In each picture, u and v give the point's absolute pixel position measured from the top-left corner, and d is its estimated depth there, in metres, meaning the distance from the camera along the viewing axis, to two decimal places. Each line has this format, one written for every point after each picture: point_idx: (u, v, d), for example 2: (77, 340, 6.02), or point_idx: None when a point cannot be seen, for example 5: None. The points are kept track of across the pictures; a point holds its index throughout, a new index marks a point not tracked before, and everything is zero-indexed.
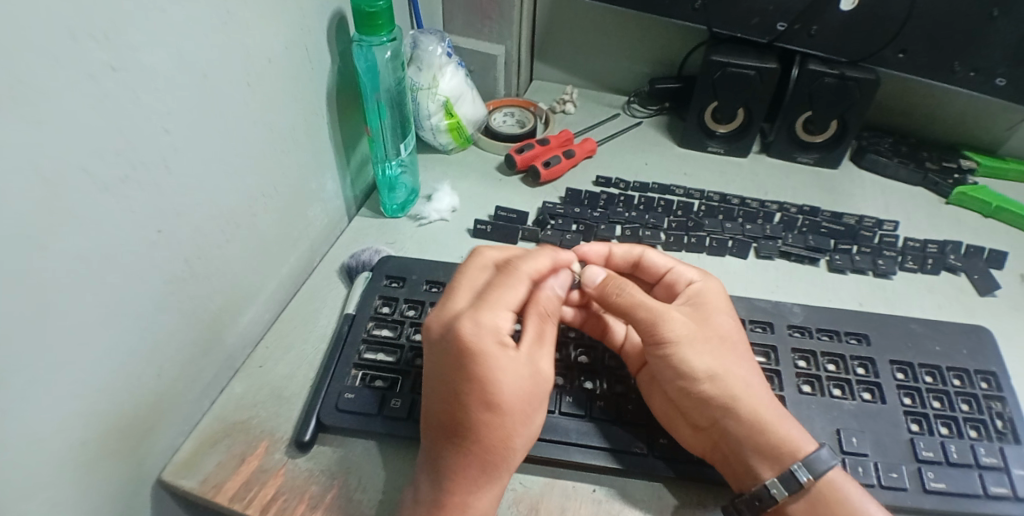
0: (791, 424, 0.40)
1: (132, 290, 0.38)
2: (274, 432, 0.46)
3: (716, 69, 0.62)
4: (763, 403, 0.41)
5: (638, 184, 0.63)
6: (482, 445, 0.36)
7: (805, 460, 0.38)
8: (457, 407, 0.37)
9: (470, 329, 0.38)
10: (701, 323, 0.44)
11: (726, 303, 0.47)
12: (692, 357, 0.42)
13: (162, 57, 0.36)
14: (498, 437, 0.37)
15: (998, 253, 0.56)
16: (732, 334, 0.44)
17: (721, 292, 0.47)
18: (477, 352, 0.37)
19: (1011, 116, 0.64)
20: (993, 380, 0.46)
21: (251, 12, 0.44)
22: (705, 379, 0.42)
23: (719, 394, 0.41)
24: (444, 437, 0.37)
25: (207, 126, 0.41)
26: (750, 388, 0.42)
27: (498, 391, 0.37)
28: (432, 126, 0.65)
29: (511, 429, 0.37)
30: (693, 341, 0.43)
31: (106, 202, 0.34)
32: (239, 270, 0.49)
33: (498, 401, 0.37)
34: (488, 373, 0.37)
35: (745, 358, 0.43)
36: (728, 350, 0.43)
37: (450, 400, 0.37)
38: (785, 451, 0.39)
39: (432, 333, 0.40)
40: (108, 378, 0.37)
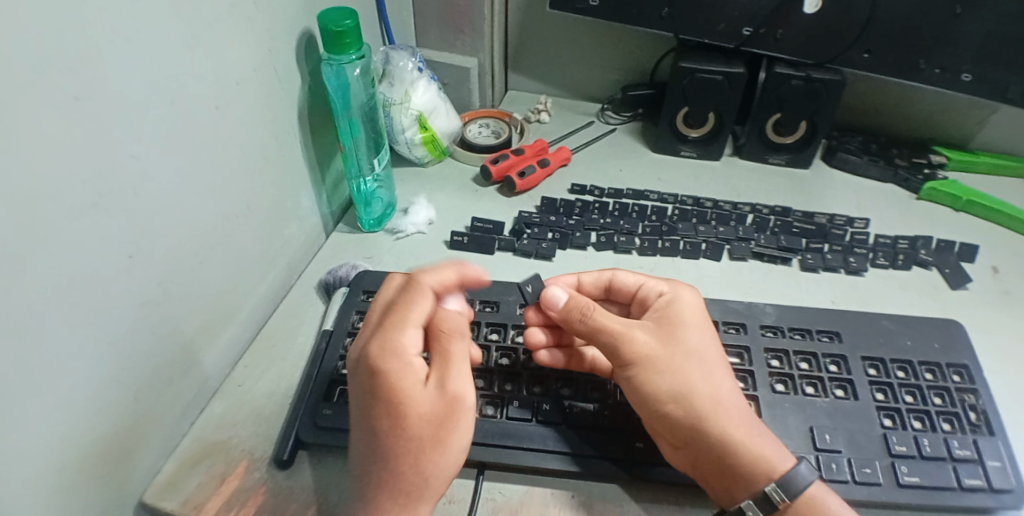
0: (755, 436, 0.39)
1: (105, 315, 0.38)
2: (254, 451, 0.47)
3: (686, 76, 0.62)
4: (733, 418, 0.40)
5: (612, 190, 0.64)
6: (392, 472, 0.36)
7: (778, 479, 0.37)
8: (369, 428, 0.37)
9: (374, 349, 0.39)
10: (665, 339, 0.43)
11: (700, 314, 0.46)
12: (656, 377, 0.42)
13: (129, 85, 0.37)
14: (409, 459, 0.37)
15: (969, 247, 0.57)
16: (709, 349, 0.43)
17: (695, 303, 0.46)
18: (377, 370, 0.38)
19: (978, 111, 0.65)
20: (965, 373, 0.47)
21: (217, 36, 0.44)
22: (670, 400, 0.41)
23: (688, 404, 0.40)
24: (358, 467, 0.37)
25: (177, 150, 0.42)
26: (717, 405, 0.40)
27: (403, 406, 0.37)
28: (407, 140, 0.65)
29: (425, 449, 0.37)
30: (659, 363, 0.42)
31: (75, 230, 0.34)
32: (214, 292, 0.49)
33: (406, 418, 0.37)
34: (392, 391, 0.37)
35: (711, 368, 0.42)
36: (690, 363, 0.42)
37: (361, 421, 0.37)
38: (755, 475, 0.38)
39: (347, 361, 0.40)
40: (83, 405, 0.37)
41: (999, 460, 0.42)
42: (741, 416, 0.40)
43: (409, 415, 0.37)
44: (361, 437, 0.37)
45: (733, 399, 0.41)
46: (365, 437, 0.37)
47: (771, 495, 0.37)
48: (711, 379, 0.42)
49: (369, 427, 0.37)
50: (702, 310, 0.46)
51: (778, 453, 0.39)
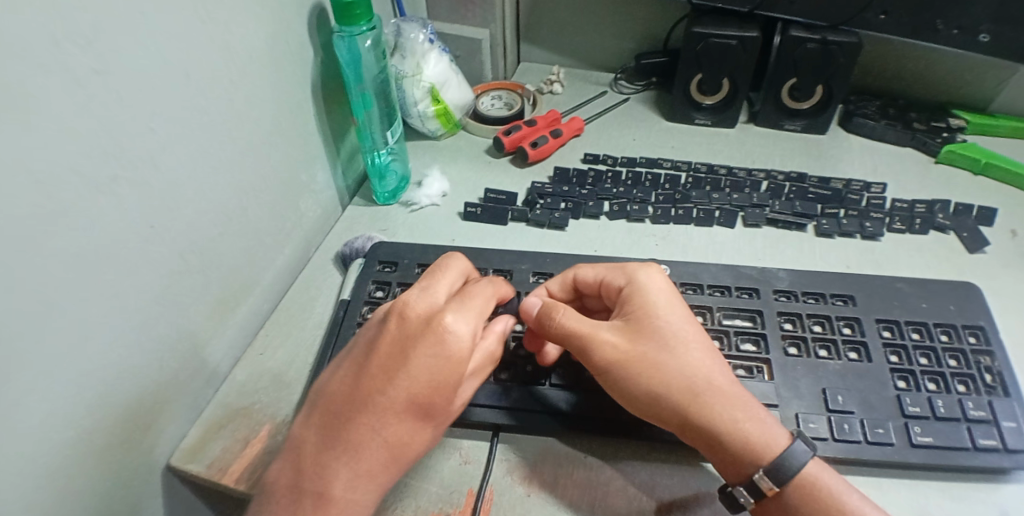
0: (746, 422, 0.39)
1: (129, 284, 0.39)
2: (275, 416, 0.48)
3: (699, 41, 0.62)
4: (718, 404, 0.39)
5: (625, 159, 0.63)
6: (387, 443, 0.37)
7: (767, 467, 0.37)
8: (401, 390, 0.37)
9: (452, 324, 0.38)
10: (633, 336, 0.42)
11: (664, 299, 0.44)
12: (635, 380, 0.41)
13: (145, 60, 0.38)
14: (410, 435, 0.38)
15: (987, 211, 0.56)
16: (679, 332, 0.42)
17: (660, 287, 0.44)
18: (444, 350, 0.38)
19: (1000, 72, 0.63)
20: (981, 334, 0.46)
21: (227, 11, 0.45)
22: (646, 401, 0.41)
23: (675, 402, 0.40)
24: (358, 419, 0.37)
25: (194, 124, 0.43)
26: (698, 394, 0.39)
27: (438, 396, 0.38)
28: (420, 113, 0.65)
29: (425, 431, 0.39)
30: (628, 364, 0.41)
31: (98, 201, 0.36)
32: (234, 264, 0.51)
33: (432, 405, 0.38)
34: (440, 378, 0.38)
35: (690, 354, 0.41)
36: (664, 354, 0.41)
37: (392, 377, 0.37)
38: (745, 460, 0.38)
39: (401, 310, 0.39)
40: (112, 370, 0.39)
41: (1014, 421, 0.42)
42: (727, 399, 0.40)
43: (437, 405, 0.38)
44: (388, 389, 0.37)
45: (722, 381, 0.40)
46: (394, 395, 0.37)
47: (758, 482, 0.37)
48: (688, 365, 0.40)
49: (405, 388, 0.37)
50: (666, 291, 0.44)
51: (774, 433, 0.39)
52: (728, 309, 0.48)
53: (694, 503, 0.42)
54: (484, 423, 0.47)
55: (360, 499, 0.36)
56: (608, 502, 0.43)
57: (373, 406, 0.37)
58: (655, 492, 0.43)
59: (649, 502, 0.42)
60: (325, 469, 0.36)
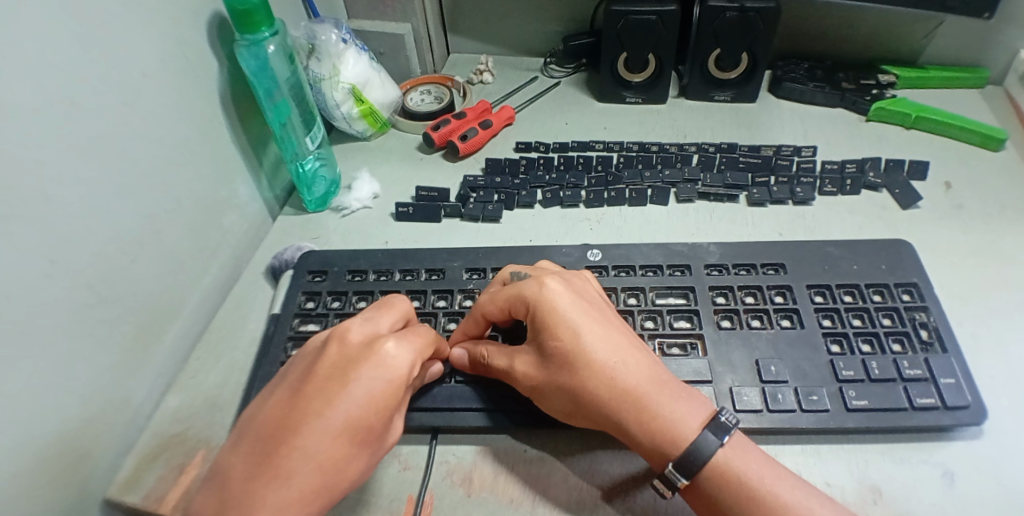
0: (653, 419, 0.37)
1: (35, 323, 0.37)
2: (210, 440, 0.46)
3: (618, 19, 0.60)
4: (626, 408, 0.38)
5: (557, 145, 0.62)
6: (319, 473, 0.34)
7: (676, 462, 0.36)
8: (339, 415, 0.35)
9: (392, 350, 0.37)
10: (540, 359, 0.40)
11: (554, 312, 0.40)
12: (555, 401, 0.40)
13: (24, 91, 0.36)
14: (342, 466, 0.35)
15: (919, 165, 0.56)
16: (581, 344, 0.39)
17: (552, 297, 0.40)
18: (385, 373, 0.36)
19: (925, 23, 0.63)
20: (915, 292, 0.46)
21: (115, 27, 0.42)
22: (574, 416, 0.40)
23: (595, 415, 0.39)
24: (288, 446, 0.34)
25: (90, 150, 0.41)
26: (610, 404, 0.38)
27: (376, 423, 0.36)
28: (344, 115, 0.64)
29: (360, 459, 0.36)
30: (542, 389, 0.40)
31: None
32: (155, 290, 0.48)
33: (369, 432, 0.36)
34: (380, 404, 0.36)
35: (596, 364, 0.38)
36: (567, 375, 0.39)
37: (326, 402, 0.35)
38: (664, 450, 0.37)
39: (343, 342, 0.38)
40: (27, 414, 0.37)
41: (952, 377, 0.41)
42: (639, 400, 0.38)
43: (374, 432, 0.36)
44: (324, 413, 0.35)
45: (634, 382, 0.38)
46: (331, 420, 0.35)
47: (670, 478, 0.36)
48: (592, 378, 0.38)
49: (342, 413, 0.35)
50: (556, 301, 0.40)
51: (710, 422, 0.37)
52: (659, 288, 0.47)
53: (636, 487, 0.40)
54: (419, 427, 0.44)
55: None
56: (547, 494, 0.40)
57: (305, 433, 0.34)
58: (596, 479, 0.41)
59: (594, 489, 0.40)
60: (248, 501, 0.33)
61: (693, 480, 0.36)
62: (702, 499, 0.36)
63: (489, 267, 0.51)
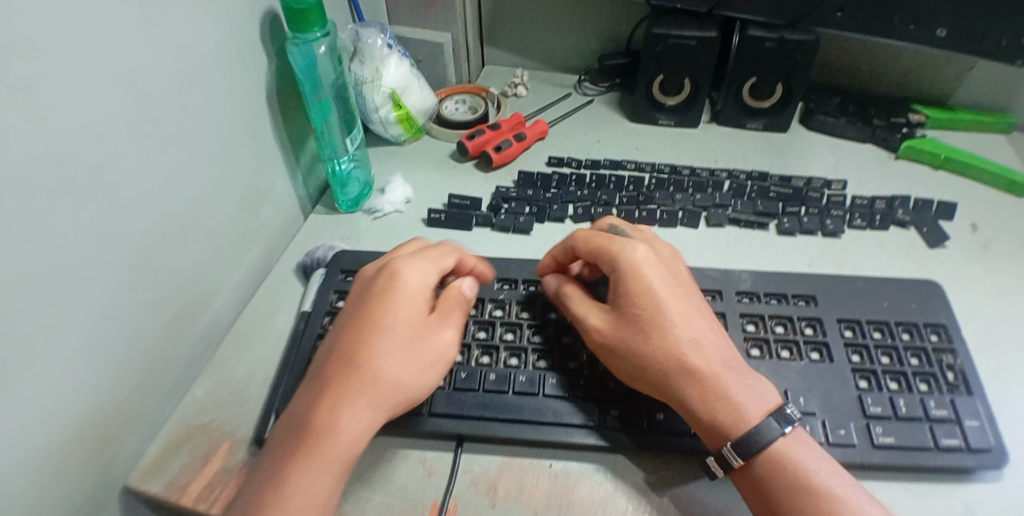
0: (721, 399, 0.40)
1: (78, 302, 0.38)
2: (235, 432, 0.46)
3: (658, 42, 0.62)
4: (692, 382, 0.40)
5: (590, 162, 0.63)
6: (364, 369, 0.39)
7: (735, 442, 0.38)
8: (370, 323, 0.41)
9: (405, 267, 0.44)
10: (617, 321, 0.44)
11: (641, 276, 0.44)
12: (623, 361, 0.43)
13: (84, 72, 0.36)
14: (388, 366, 0.40)
15: (948, 205, 0.57)
16: (659, 312, 0.42)
17: (641, 262, 0.45)
18: (399, 286, 0.43)
19: (958, 66, 0.64)
20: (943, 333, 0.46)
21: (172, 15, 0.43)
22: (636, 379, 0.43)
23: (660, 381, 0.41)
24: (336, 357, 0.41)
25: (140, 135, 0.41)
26: (673, 374, 0.41)
27: (405, 336, 0.41)
28: (382, 119, 0.65)
29: (402, 355, 0.41)
30: (612, 348, 0.43)
31: (37, 215, 0.34)
32: (188, 277, 0.49)
33: (401, 345, 0.41)
34: (406, 326, 0.42)
35: (670, 335, 0.42)
36: (641, 339, 0.42)
37: (358, 325, 0.41)
38: (726, 425, 0.39)
39: (363, 280, 0.45)
40: (59, 390, 0.37)
41: (976, 420, 0.42)
42: (704, 375, 0.40)
43: (409, 333, 0.42)
44: (357, 326, 0.42)
45: (698, 359, 0.41)
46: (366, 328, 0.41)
47: (727, 456, 0.39)
48: (666, 348, 0.41)
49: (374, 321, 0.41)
50: (647, 268, 0.44)
51: (746, 395, 0.40)
52: None
53: (659, 506, 0.41)
54: (445, 432, 0.44)
55: (352, 435, 0.38)
56: (572, 510, 0.40)
57: (347, 353, 0.40)
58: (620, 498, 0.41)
59: (617, 508, 0.41)
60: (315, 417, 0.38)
61: (747, 463, 0.39)
62: (751, 481, 0.38)
63: (521, 277, 0.52)
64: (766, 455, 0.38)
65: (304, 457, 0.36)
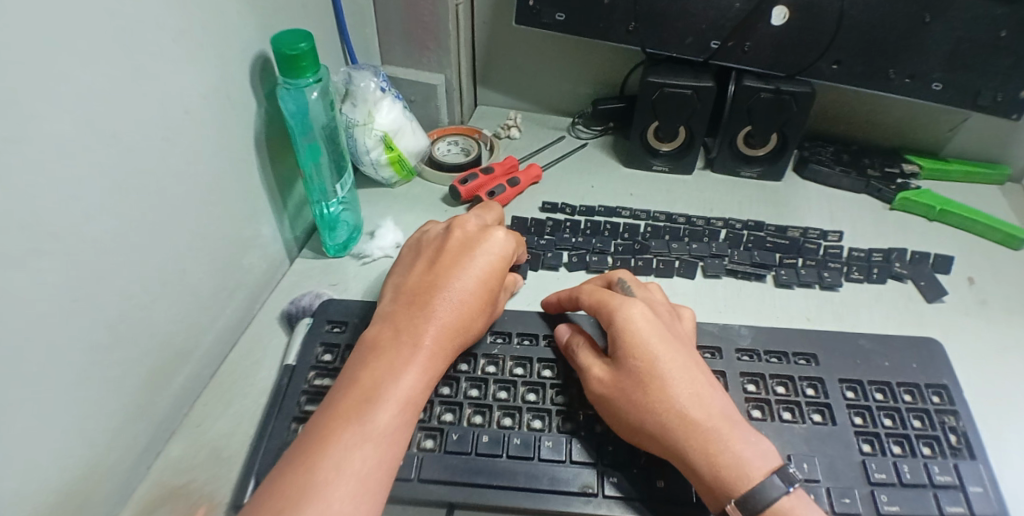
0: (722, 453, 0.38)
1: (49, 368, 0.35)
2: (213, 496, 0.44)
3: (654, 90, 0.62)
4: (691, 436, 0.39)
5: (584, 208, 0.62)
6: (432, 330, 0.43)
7: (737, 500, 0.36)
8: (444, 289, 0.45)
9: (492, 236, 0.48)
10: (616, 372, 0.42)
11: (639, 331, 0.43)
12: (622, 414, 0.41)
13: (71, 125, 0.34)
14: (450, 329, 0.44)
15: (944, 258, 0.56)
16: (656, 365, 0.41)
17: (639, 315, 0.43)
18: (482, 254, 0.47)
19: (952, 118, 0.65)
20: (945, 394, 0.45)
21: (164, 63, 0.41)
22: (635, 435, 0.41)
23: (659, 436, 0.40)
24: (401, 319, 0.44)
25: (126, 187, 0.39)
26: (673, 430, 0.39)
27: (480, 277, 0.46)
28: (373, 161, 0.64)
29: (466, 325, 0.45)
30: (611, 402, 0.42)
31: (14, 277, 0.32)
32: (168, 331, 0.46)
33: (478, 283, 0.46)
34: (484, 268, 0.47)
35: (669, 386, 0.40)
36: (638, 391, 0.41)
37: (439, 265, 0.47)
38: (726, 487, 0.37)
39: (437, 231, 0.51)
40: (26, 464, 0.34)
41: (980, 486, 0.40)
42: (706, 430, 0.39)
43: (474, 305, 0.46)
44: (427, 292, 0.45)
45: (699, 413, 0.39)
46: (439, 293, 0.45)
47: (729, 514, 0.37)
48: (665, 401, 0.40)
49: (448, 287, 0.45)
50: (648, 321, 0.43)
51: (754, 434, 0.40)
52: None
53: None
54: (433, 499, 0.41)
55: (431, 365, 0.42)
56: None
57: (430, 287, 0.45)
58: None
59: None
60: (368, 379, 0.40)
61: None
62: None
63: (515, 331, 0.50)
64: (772, 509, 0.36)
65: (356, 411, 0.38)
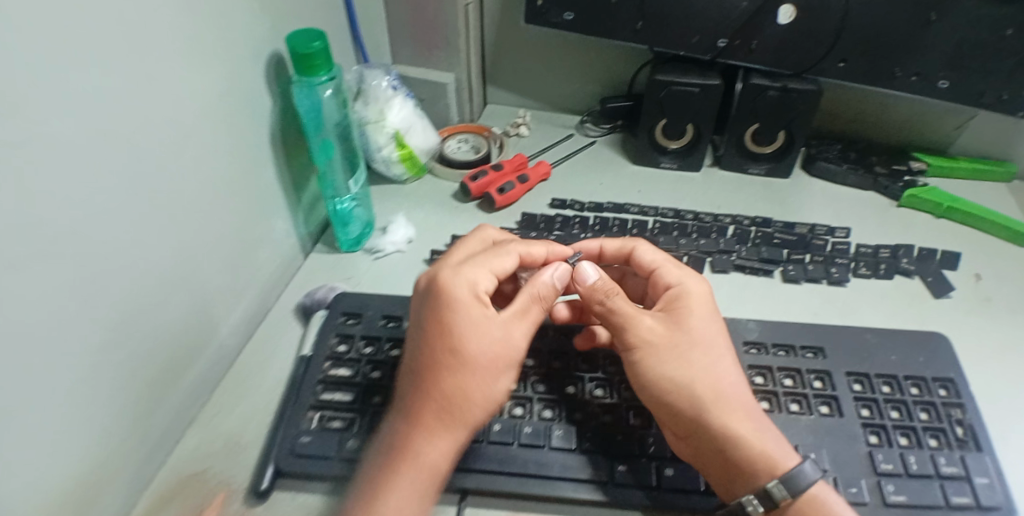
0: (767, 430, 0.40)
1: (73, 355, 0.36)
2: (230, 482, 0.45)
3: (661, 88, 0.62)
4: (741, 408, 0.40)
5: (593, 204, 0.63)
6: (435, 394, 0.40)
7: (782, 476, 0.37)
8: (433, 350, 0.41)
9: (455, 278, 0.44)
10: (673, 333, 0.43)
11: (707, 306, 0.45)
12: (668, 365, 0.42)
13: (93, 120, 0.35)
14: (460, 385, 0.40)
15: (952, 254, 0.57)
16: (713, 334, 0.43)
17: (702, 291, 0.46)
18: (455, 303, 0.42)
19: (957, 117, 0.66)
20: (951, 387, 0.46)
21: (182, 60, 0.42)
22: (676, 390, 0.41)
23: (704, 395, 0.40)
24: (409, 387, 0.41)
25: (145, 181, 0.40)
26: (721, 396, 0.40)
27: (499, 360, 0.41)
28: (384, 158, 0.65)
29: (471, 378, 0.41)
30: (660, 350, 0.42)
31: (41, 266, 0.32)
32: (184, 323, 0.47)
33: (496, 364, 0.41)
34: (467, 313, 0.42)
35: (719, 358, 0.42)
36: (696, 351, 0.42)
37: (461, 349, 0.41)
38: (761, 463, 0.38)
39: (461, 287, 0.43)
40: (50, 450, 0.35)
41: (986, 477, 0.41)
42: (746, 407, 0.40)
43: (473, 357, 0.41)
44: (422, 351, 0.42)
45: (739, 391, 0.41)
46: (427, 354, 0.41)
47: (773, 490, 0.37)
48: (716, 368, 0.42)
49: (432, 344, 0.41)
50: (709, 297, 0.46)
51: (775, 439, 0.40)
52: None
53: None
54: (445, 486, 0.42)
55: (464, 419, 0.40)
56: None
57: (454, 358, 0.41)
58: None
59: None
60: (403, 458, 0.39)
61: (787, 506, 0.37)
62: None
63: None
64: (806, 493, 0.37)
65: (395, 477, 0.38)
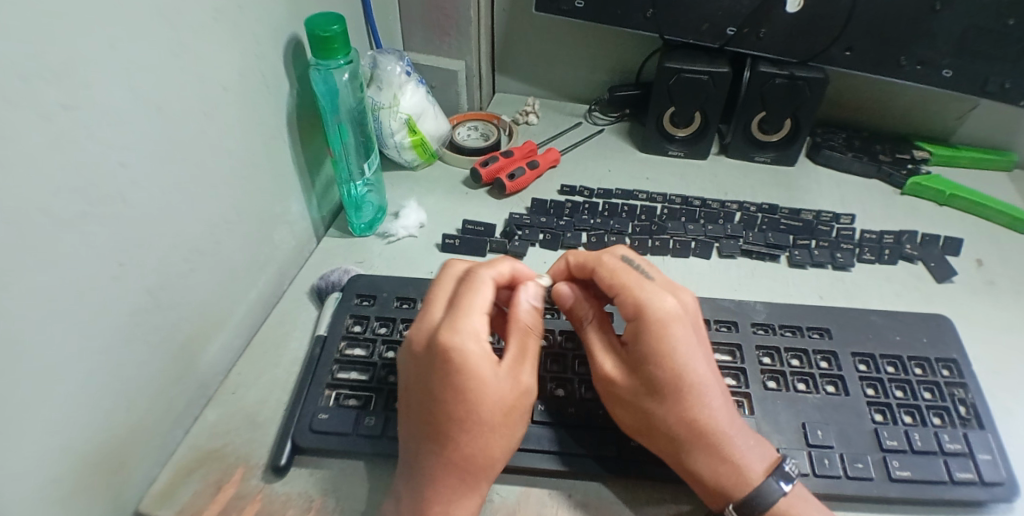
0: (725, 462, 0.39)
1: (101, 324, 0.36)
2: (249, 458, 0.46)
3: (671, 76, 0.63)
4: (699, 445, 0.39)
5: (602, 190, 0.64)
6: (460, 454, 0.37)
7: (736, 504, 0.38)
8: (450, 418, 0.37)
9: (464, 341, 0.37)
10: (632, 375, 0.41)
11: (671, 339, 0.40)
12: (623, 412, 0.42)
13: (119, 94, 0.35)
14: (482, 448, 0.38)
15: (953, 241, 0.58)
16: (676, 377, 0.39)
17: (667, 320, 0.40)
18: (469, 369, 0.37)
19: (961, 105, 0.67)
20: (954, 367, 0.47)
21: (205, 39, 0.43)
22: (638, 431, 0.41)
23: (663, 439, 0.40)
24: (423, 450, 0.38)
25: (169, 157, 0.41)
26: (689, 434, 0.39)
27: (515, 411, 0.39)
28: (396, 144, 0.66)
29: (493, 437, 0.38)
30: (617, 398, 0.42)
31: (71, 235, 0.33)
32: (205, 300, 0.48)
33: (512, 415, 0.39)
34: (485, 376, 0.37)
35: (691, 399, 0.39)
36: (653, 400, 0.40)
37: (477, 413, 0.37)
38: (728, 490, 0.39)
39: (469, 347, 0.37)
40: (81, 419, 0.36)
41: (989, 453, 0.42)
42: (721, 444, 0.39)
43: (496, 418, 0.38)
44: (434, 421, 0.38)
45: (715, 426, 0.39)
46: (446, 421, 0.37)
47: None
48: (681, 411, 0.39)
49: (449, 413, 0.37)
50: (675, 326, 0.40)
51: (753, 455, 0.39)
52: None
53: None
54: None
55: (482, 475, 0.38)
56: None
57: (468, 421, 0.37)
58: None
59: None
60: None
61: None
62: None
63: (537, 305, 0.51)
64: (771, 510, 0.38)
65: None
